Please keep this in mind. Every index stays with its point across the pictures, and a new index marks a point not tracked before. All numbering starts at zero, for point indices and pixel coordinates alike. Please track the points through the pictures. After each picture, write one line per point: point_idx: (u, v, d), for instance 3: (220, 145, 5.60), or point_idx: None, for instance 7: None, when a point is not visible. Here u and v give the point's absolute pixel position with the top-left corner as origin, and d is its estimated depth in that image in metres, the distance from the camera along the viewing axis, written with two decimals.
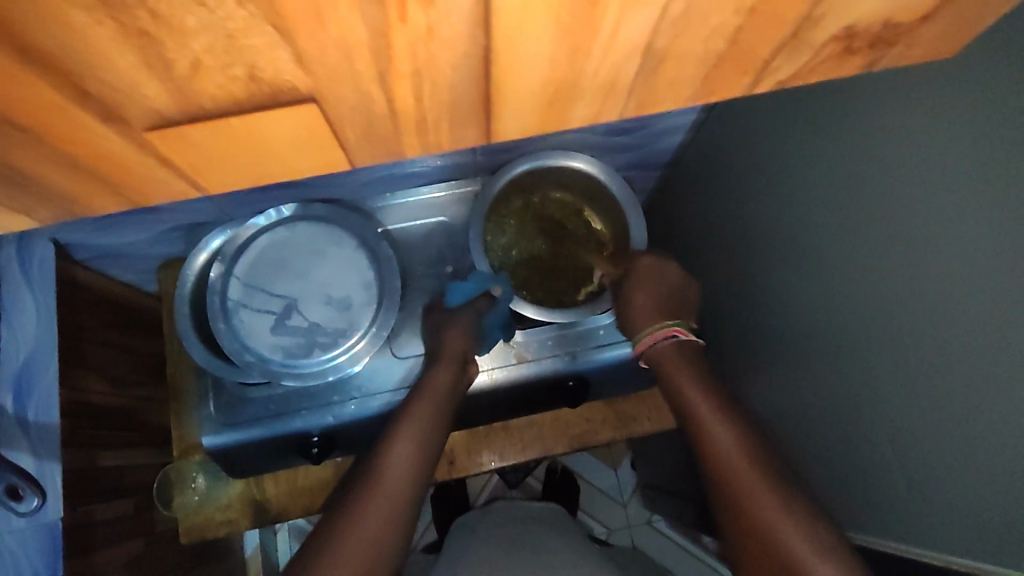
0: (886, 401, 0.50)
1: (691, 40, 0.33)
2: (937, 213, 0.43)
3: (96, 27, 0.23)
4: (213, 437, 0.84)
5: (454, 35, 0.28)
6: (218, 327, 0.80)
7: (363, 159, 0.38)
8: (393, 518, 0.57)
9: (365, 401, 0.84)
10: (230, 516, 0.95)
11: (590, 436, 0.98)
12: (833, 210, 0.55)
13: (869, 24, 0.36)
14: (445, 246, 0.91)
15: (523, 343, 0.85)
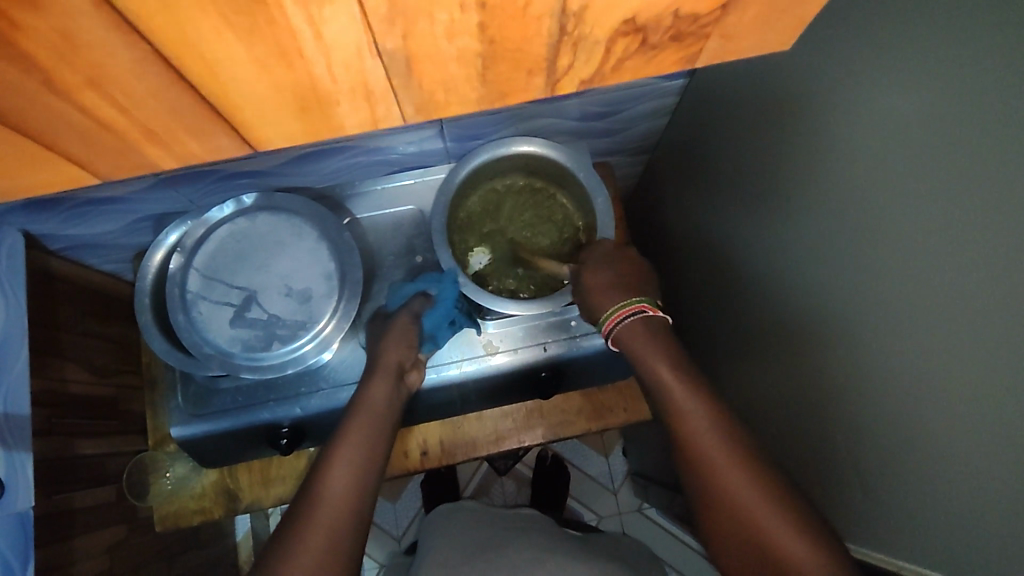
0: None
1: (428, 39, 0.29)
2: (887, 205, 0.44)
3: None
4: (180, 428, 0.82)
5: (102, 42, 0.25)
6: (177, 319, 0.78)
7: (116, 173, 0.35)
8: (326, 552, 0.57)
9: (332, 393, 0.82)
10: (203, 504, 0.96)
11: (565, 427, 0.96)
12: (821, 205, 0.53)
13: (654, 16, 0.32)
14: (415, 235, 0.88)
15: (495, 334, 0.83)
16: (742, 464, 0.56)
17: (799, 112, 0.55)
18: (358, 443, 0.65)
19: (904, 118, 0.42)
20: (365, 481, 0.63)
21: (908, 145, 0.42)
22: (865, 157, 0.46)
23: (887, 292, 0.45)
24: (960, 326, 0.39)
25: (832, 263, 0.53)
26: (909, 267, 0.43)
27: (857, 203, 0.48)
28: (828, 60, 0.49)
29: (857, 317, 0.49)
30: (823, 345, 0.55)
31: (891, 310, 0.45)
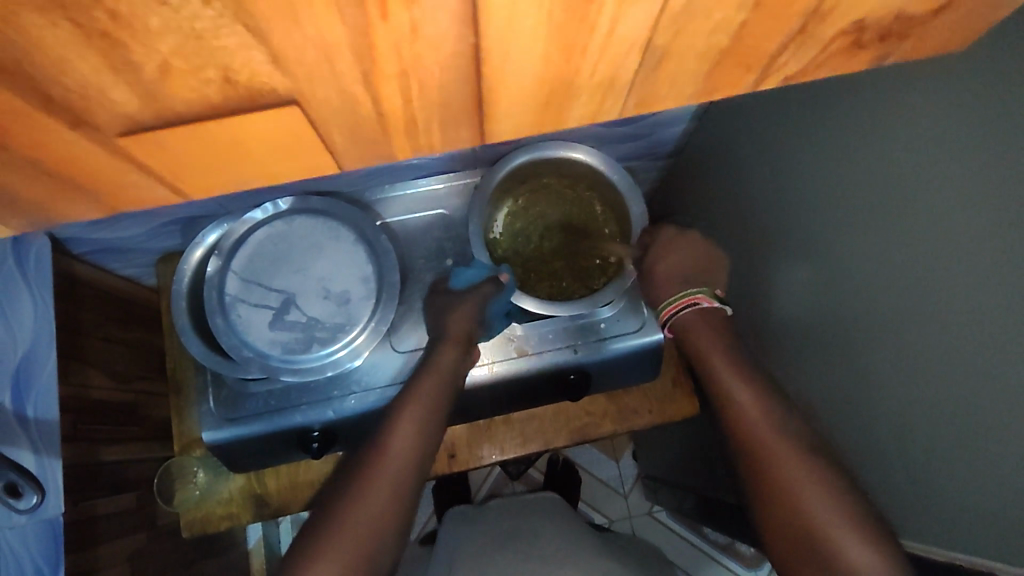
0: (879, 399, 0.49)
1: (693, 36, 0.31)
2: (885, 217, 0.46)
3: (52, 29, 0.22)
4: (213, 432, 0.79)
5: (439, 34, 0.27)
6: (217, 322, 0.78)
7: (353, 163, 0.37)
8: (390, 503, 0.60)
9: (365, 396, 0.80)
10: (230, 510, 0.96)
11: (591, 430, 0.98)
12: (823, 212, 0.54)
13: (878, 17, 0.34)
14: (444, 238, 0.87)
15: (523, 336, 0.82)
16: (797, 450, 0.52)
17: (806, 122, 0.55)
18: (422, 408, 0.68)
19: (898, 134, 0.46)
20: (426, 441, 0.66)
21: (909, 156, 0.44)
22: (867, 172, 0.48)
23: (883, 297, 0.47)
24: (954, 330, 0.41)
25: (828, 267, 0.54)
26: (898, 272, 0.46)
27: (852, 216, 0.50)
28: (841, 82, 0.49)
29: (858, 325, 0.51)
30: (832, 351, 0.55)
31: (883, 314, 0.47)
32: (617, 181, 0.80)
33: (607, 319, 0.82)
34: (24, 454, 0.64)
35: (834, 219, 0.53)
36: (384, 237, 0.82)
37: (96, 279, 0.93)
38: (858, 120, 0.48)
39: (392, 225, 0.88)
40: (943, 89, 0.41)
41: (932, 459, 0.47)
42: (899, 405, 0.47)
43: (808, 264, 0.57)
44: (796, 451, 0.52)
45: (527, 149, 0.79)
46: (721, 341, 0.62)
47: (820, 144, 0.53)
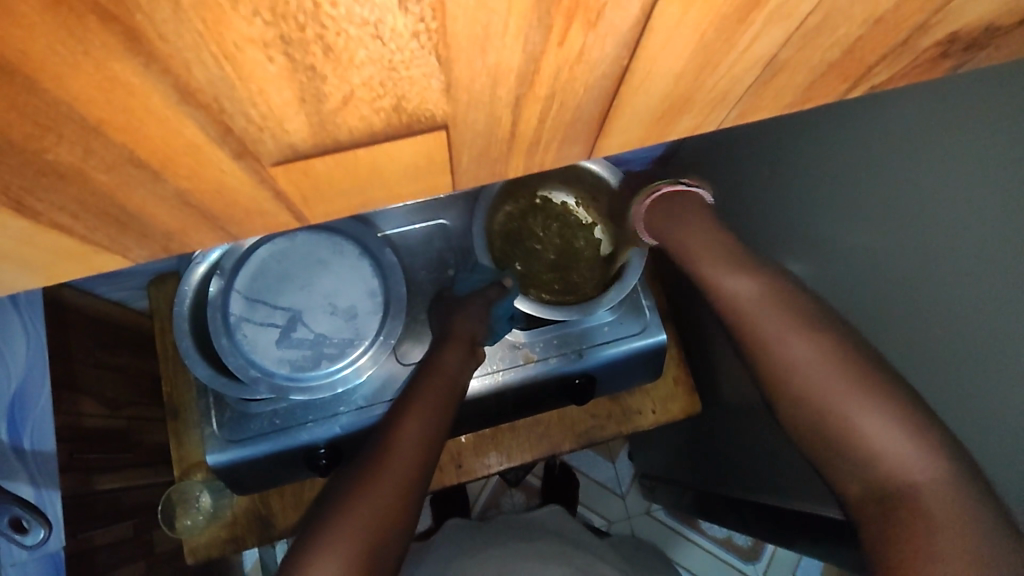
0: (924, 374, 0.54)
1: (812, 52, 0.33)
2: (919, 220, 0.51)
3: (266, 64, 0.22)
4: (218, 454, 0.80)
5: (600, 56, 0.27)
6: (222, 343, 0.76)
7: (467, 183, 0.37)
8: (395, 504, 0.62)
9: (365, 412, 0.81)
10: (236, 534, 0.96)
11: (596, 432, 1.00)
12: (858, 213, 0.58)
13: (971, 28, 0.36)
14: (445, 247, 0.86)
15: (529, 343, 0.83)
16: (809, 338, 0.55)
17: (837, 134, 0.58)
18: (425, 413, 0.70)
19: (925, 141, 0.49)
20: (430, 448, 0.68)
21: (942, 164, 0.48)
22: (898, 180, 0.53)
23: (923, 289, 0.52)
24: (986, 316, 0.47)
25: (868, 261, 0.59)
26: (934, 267, 0.51)
27: (885, 219, 0.55)
28: (871, 101, 0.53)
29: (901, 313, 0.56)
30: (874, 336, 0.60)
31: (925, 302, 0.53)
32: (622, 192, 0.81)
33: (608, 322, 0.84)
34: (23, 486, 0.67)
35: (864, 214, 0.57)
36: (389, 250, 0.81)
37: (73, 301, 0.88)
38: (891, 127, 0.52)
39: (392, 237, 0.85)
40: (968, 105, 0.46)
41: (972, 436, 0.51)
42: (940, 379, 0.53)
43: (847, 258, 0.61)
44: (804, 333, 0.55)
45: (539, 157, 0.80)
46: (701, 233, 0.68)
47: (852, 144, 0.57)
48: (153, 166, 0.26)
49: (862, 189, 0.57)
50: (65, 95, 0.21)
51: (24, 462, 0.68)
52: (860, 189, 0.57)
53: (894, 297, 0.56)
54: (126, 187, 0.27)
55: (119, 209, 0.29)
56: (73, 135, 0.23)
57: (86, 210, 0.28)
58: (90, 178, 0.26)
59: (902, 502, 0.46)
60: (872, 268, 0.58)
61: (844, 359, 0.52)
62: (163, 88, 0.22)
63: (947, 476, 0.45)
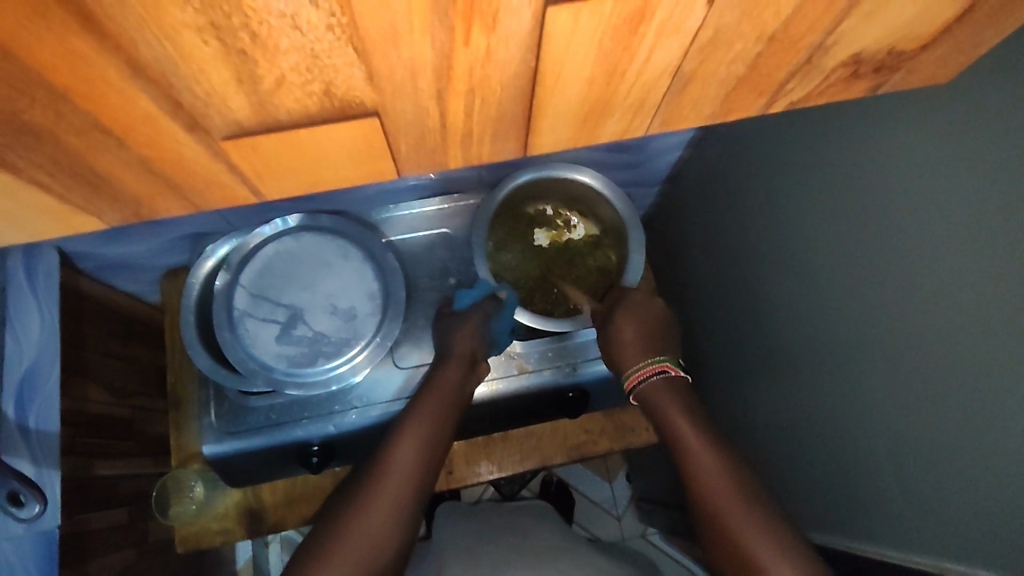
0: (877, 403, 0.51)
1: (717, 63, 0.36)
2: (886, 262, 0.49)
3: (203, 46, 0.26)
4: (213, 445, 0.79)
5: (508, 57, 0.31)
6: (223, 336, 0.77)
7: (411, 169, 0.41)
8: (388, 523, 0.60)
9: (364, 412, 0.80)
10: (225, 526, 0.91)
11: (588, 447, 0.94)
12: (836, 249, 0.55)
13: (874, 52, 0.40)
14: (450, 258, 0.87)
15: (523, 353, 0.83)
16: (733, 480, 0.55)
17: (819, 154, 0.56)
18: (424, 422, 0.68)
19: (894, 147, 0.47)
20: (428, 461, 0.66)
21: (904, 172, 0.46)
22: (873, 222, 0.50)
23: (900, 305, 0.48)
24: (940, 372, 0.45)
25: (856, 291, 0.53)
26: (892, 315, 0.48)
27: (858, 259, 0.52)
28: (853, 107, 0.51)
29: (862, 340, 0.52)
30: (845, 379, 0.55)
31: (885, 351, 0.50)
32: (619, 209, 0.81)
33: None
34: (23, 464, 0.62)
35: (835, 234, 0.55)
36: (391, 255, 0.81)
37: (103, 295, 0.88)
38: (858, 142, 0.51)
39: (397, 244, 0.87)
40: (938, 110, 0.44)
41: (918, 474, 0.48)
42: (898, 433, 0.50)
43: (823, 290, 0.57)
44: (754, 514, 0.52)
45: (533, 167, 0.81)
46: (686, 408, 0.62)
47: (822, 161, 0.55)
48: (117, 133, 0.31)
49: (831, 208, 0.55)
50: (34, 64, 0.25)
51: (26, 439, 0.63)
52: (831, 211, 0.55)
53: (857, 324, 0.53)
54: (90, 150, 0.32)
55: (86, 168, 0.33)
56: (43, 100, 0.27)
57: (61, 170, 0.33)
58: (62, 140, 0.30)
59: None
60: (840, 292, 0.55)
61: (748, 491, 0.54)
62: (117, 63, 0.26)
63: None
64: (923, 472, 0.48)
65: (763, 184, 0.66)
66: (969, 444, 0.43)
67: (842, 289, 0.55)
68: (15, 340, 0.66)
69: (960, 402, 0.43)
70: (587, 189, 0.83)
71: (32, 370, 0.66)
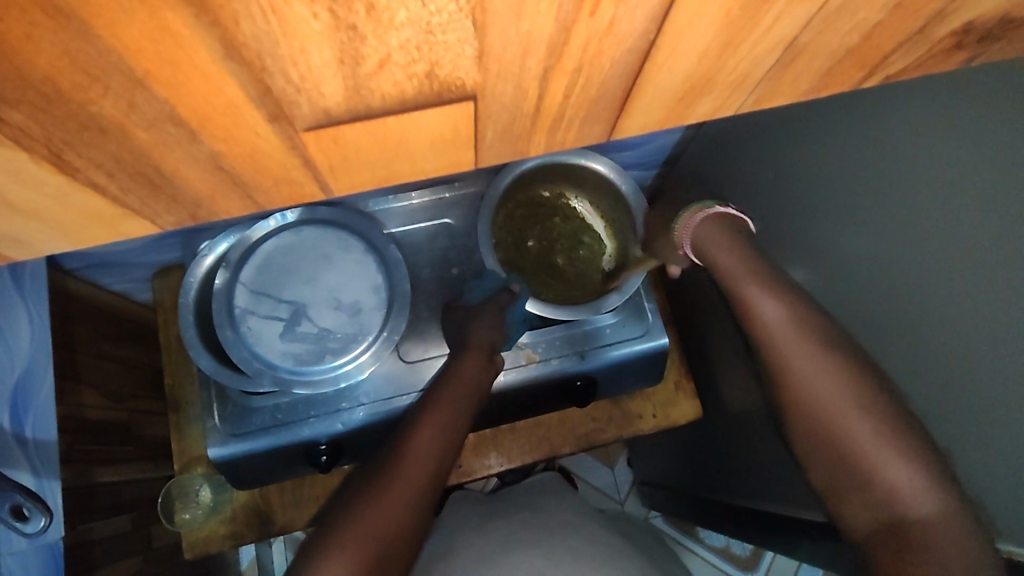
0: (924, 388, 0.49)
1: (832, 34, 0.33)
2: (942, 238, 0.45)
3: (311, 21, 0.22)
4: (219, 448, 0.74)
5: (629, 30, 0.28)
6: (225, 335, 0.72)
7: (488, 159, 0.38)
8: (404, 516, 0.56)
9: (375, 407, 0.76)
10: (233, 529, 0.86)
11: (596, 436, 0.92)
12: (872, 227, 0.52)
13: (987, 20, 0.37)
14: (449, 247, 0.82)
15: (531, 344, 0.79)
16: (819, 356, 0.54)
17: (858, 128, 0.52)
18: (444, 413, 0.65)
19: (951, 123, 0.44)
20: (445, 455, 0.63)
21: (965, 149, 0.43)
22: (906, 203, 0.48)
23: (953, 289, 0.45)
24: (994, 353, 0.42)
25: (897, 272, 0.50)
26: (943, 297, 0.46)
27: (895, 238, 0.50)
28: (901, 86, 0.47)
29: (906, 325, 0.50)
30: (885, 357, 0.53)
31: (927, 335, 0.48)
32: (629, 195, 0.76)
33: (610, 325, 0.80)
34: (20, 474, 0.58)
35: (871, 210, 0.52)
36: (394, 247, 0.77)
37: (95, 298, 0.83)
38: (905, 115, 0.47)
39: (397, 236, 0.81)
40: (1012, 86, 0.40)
41: (969, 459, 0.46)
42: (948, 418, 0.47)
43: (856, 269, 0.55)
44: (828, 364, 0.53)
45: (539, 154, 0.74)
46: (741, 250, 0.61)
47: (862, 133, 0.51)
48: (192, 125, 0.27)
49: (870, 184, 0.51)
50: (116, 43, 0.22)
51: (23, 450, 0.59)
52: (870, 187, 0.51)
53: (900, 307, 0.50)
54: (157, 145, 0.28)
55: (150, 166, 0.29)
56: (118, 87, 0.24)
57: (121, 169, 0.29)
58: (130, 134, 0.27)
59: (911, 541, 0.46)
60: (877, 272, 0.52)
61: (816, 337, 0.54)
62: (210, 41, 0.22)
63: (951, 514, 0.45)
64: (976, 458, 0.45)
65: (782, 156, 0.63)
66: None
67: (880, 269, 0.52)
68: (6, 347, 0.61)
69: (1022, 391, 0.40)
70: (600, 176, 0.77)
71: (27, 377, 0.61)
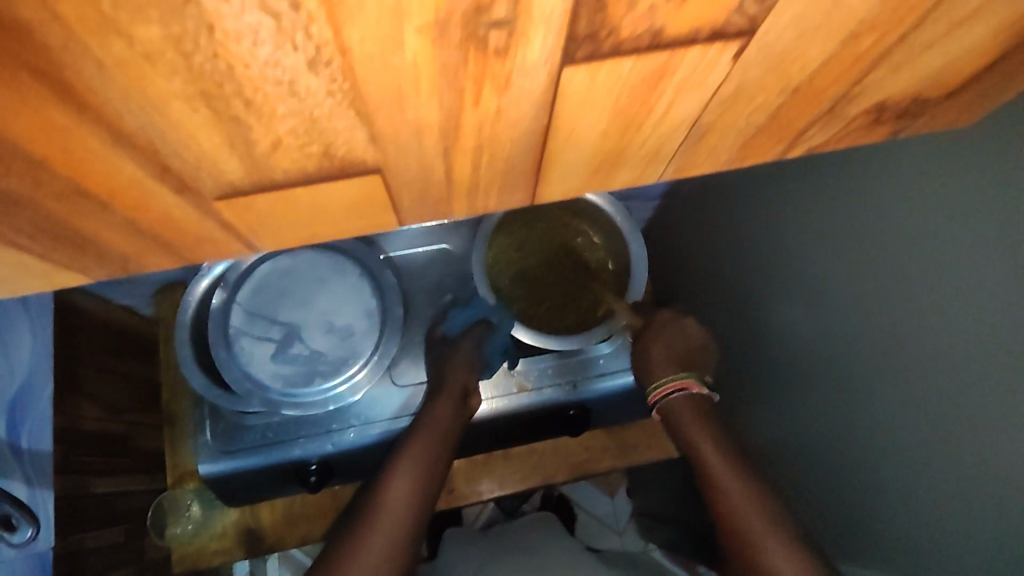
0: (909, 432, 0.51)
1: (735, 115, 0.34)
2: (925, 293, 0.48)
3: (193, 115, 0.24)
4: (209, 464, 0.75)
5: (518, 116, 0.29)
6: (218, 353, 0.73)
7: (411, 220, 0.39)
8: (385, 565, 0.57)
9: (364, 429, 0.77)
10: (225, 545, 0.88)
11: (590, 465, 0.92)
12: (859, 276, 0.55)
13: (899, 100, 0.38)
14: (446, 271, 0.82)
15: (523, 371, 0.79)
16: (755, 497, 0.57)
17: (846, 181, 0.54)
18: (418, 458, 0.66)
19: (932, 185, 0.46)
20: (422, 498, 0.64)
21: (944, 211, 0.45)
22: (931, 262, 0.47)
23: (937, 342, 0.47)
24: (975, 406, 0.45)
25: (882, 320, 0.52)
26: (927, 348, 0.48)
27: (881, 287, 0.52)
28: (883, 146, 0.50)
29: (887, 372, 0.52)
30: (867, 401, 0.55)
31: (947, 396, 0.47)
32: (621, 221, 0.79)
33: (604, 354, 0.80)
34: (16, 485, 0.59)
35: (860, 259, 0.54)
36: (389, 271, 0.77)
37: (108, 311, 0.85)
38: (890, 172, 0.50)
39: (395, 259, 0.81)
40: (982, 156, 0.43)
41: (956, 506, 0.48)
42: (949, 473, 0.48)
43: (843, 313, 0.57)
44: (757, 498, 0.57)
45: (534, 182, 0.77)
46: (703, 418, 0.64)
47: (849, 186, 0.54)
48: (101, 197, 0.28)
49: (858, 235, 0.54)
50: (8, 134, 0.23)
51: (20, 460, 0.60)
52: (857, 237, 0.54)
53: (884, 354, 0.53)
54: (71, 214, 0.29)
55: (69, 229, 0.31)
56: (19, 168, 0.25)
57: (41, 232, 0.31)
58: (42, 205, 0.28)
59: None
60: (862, 319, 0.55)
61: (751, 476, 0.59)
62: (99, 131, 0.24)
63: None
64: (959, 504, 0.48)
65: (777, 201, 0.65)
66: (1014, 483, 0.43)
67: (865, 315, 0.54)
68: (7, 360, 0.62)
69: (1007, 446, 0.43)
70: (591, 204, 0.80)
71: (26, 390, 0.62)
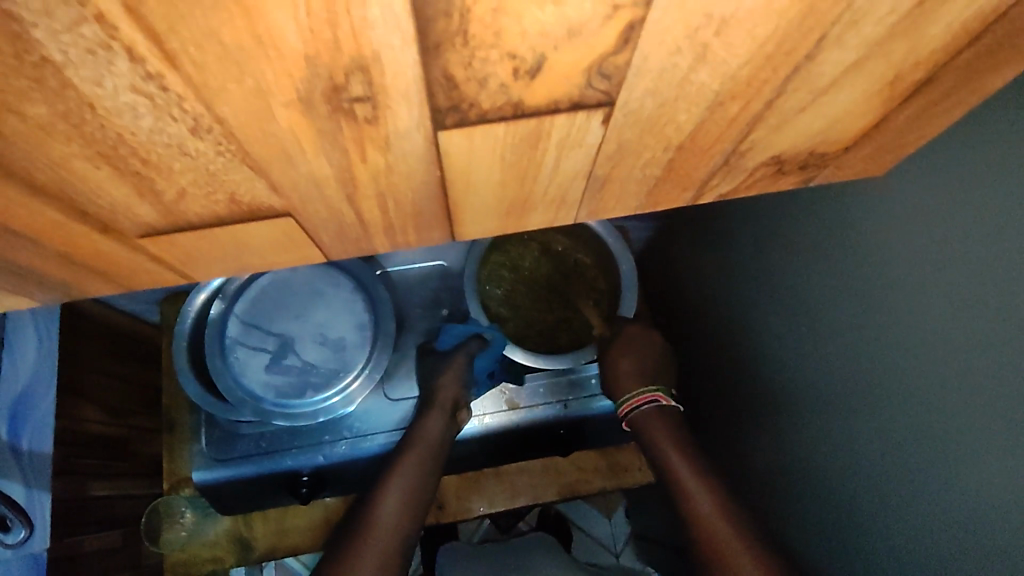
0: (865, 462, 0.52)
1: (628, 168, 0.37)
2: (887, 325, 0.49)
3: (96, 171, 0.27)
4: (203, 472, 0.77)
5: (409, 170, 0.32)
6: (214, 364, 0.75)
7: (337, 255, 0.42)
8: None
9: (357, 442, 0.77)
10: (217, 553, 0.85)
11: (580, 485, 0.90)
12: (829, 304, 0.55)
13: (795, 154, 0.40)
14: (441, 288, 0.84)
15: (515, 388, 0.79)
16: (729, 522, 0.60)
17: (817, 210, 0.55)
18: (408, 478, 0.69)
19: (895, 220, 0.47)
20: (411, 519, 0.68)
21: (906, 244, 0.46)
22: (895, 300, 0.48)
23: (897, 373, 0.48)
24: (931, 438, 0.45)
25: (848, 349, 0.53)
26: (886, 379, 0.49)
27: (848, 317, 0.53)
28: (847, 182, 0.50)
29: (850, 400, 0.53)
30: (831, 430, 0.56)
31: (909, 433, 0.47)
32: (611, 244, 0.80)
33: (598, 374, 0.79)
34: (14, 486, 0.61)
35: (829, 288, 0.55)
36: (383, 285, 0.79)
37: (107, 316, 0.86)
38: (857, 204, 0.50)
39: (392, 274, 0.83)
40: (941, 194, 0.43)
41: (902, 536, 0.49)
42: (901, 505, 0.49)
43: (811, 340, 0.58)
44: (729, 521, 0.60)
45: None
46: (678, 440, 0.69)
47: (821, 215, 0.55)
48: (32, 236, 0.32)
49: (828, 264, 0.55)
50: None
51: (19, 461, 0.61)
52: (827, 266, 0.55)
53: (848, 382, 0.53)
54: (7, 249, 0.33)
55: (8, 262, 0.34)
56: None
57: None
58: None
59: None
60: (829, 347, 0.55)
61: (722, 496, 0.62)
62: (15, 184, 0.27)
63: None
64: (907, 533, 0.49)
65: (752, 230, 0.66)
66: (964, 517, 0.43)
67: (832, 344, 0.55)
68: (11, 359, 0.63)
69: (960, 480, 0.43)
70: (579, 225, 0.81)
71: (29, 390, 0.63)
